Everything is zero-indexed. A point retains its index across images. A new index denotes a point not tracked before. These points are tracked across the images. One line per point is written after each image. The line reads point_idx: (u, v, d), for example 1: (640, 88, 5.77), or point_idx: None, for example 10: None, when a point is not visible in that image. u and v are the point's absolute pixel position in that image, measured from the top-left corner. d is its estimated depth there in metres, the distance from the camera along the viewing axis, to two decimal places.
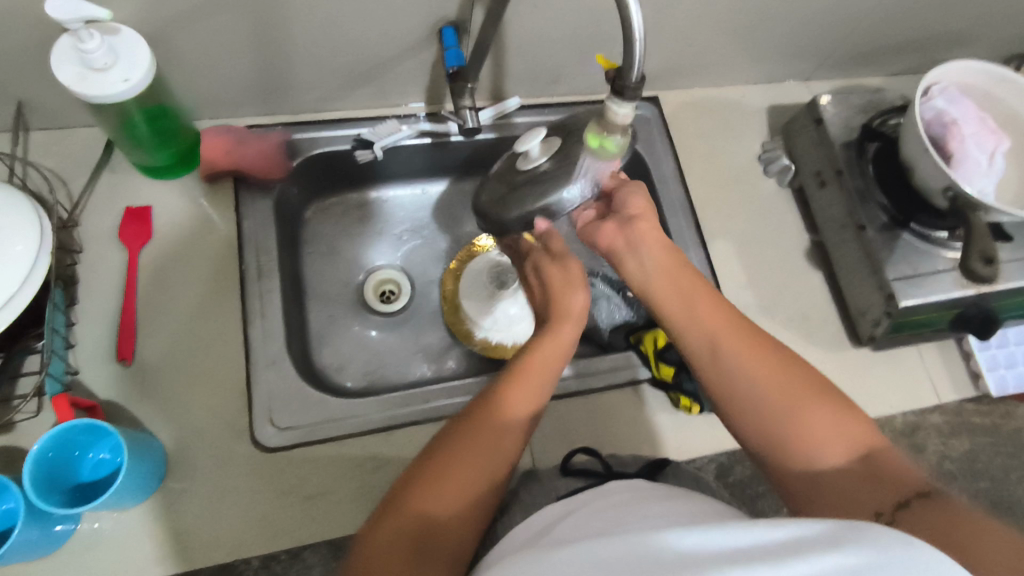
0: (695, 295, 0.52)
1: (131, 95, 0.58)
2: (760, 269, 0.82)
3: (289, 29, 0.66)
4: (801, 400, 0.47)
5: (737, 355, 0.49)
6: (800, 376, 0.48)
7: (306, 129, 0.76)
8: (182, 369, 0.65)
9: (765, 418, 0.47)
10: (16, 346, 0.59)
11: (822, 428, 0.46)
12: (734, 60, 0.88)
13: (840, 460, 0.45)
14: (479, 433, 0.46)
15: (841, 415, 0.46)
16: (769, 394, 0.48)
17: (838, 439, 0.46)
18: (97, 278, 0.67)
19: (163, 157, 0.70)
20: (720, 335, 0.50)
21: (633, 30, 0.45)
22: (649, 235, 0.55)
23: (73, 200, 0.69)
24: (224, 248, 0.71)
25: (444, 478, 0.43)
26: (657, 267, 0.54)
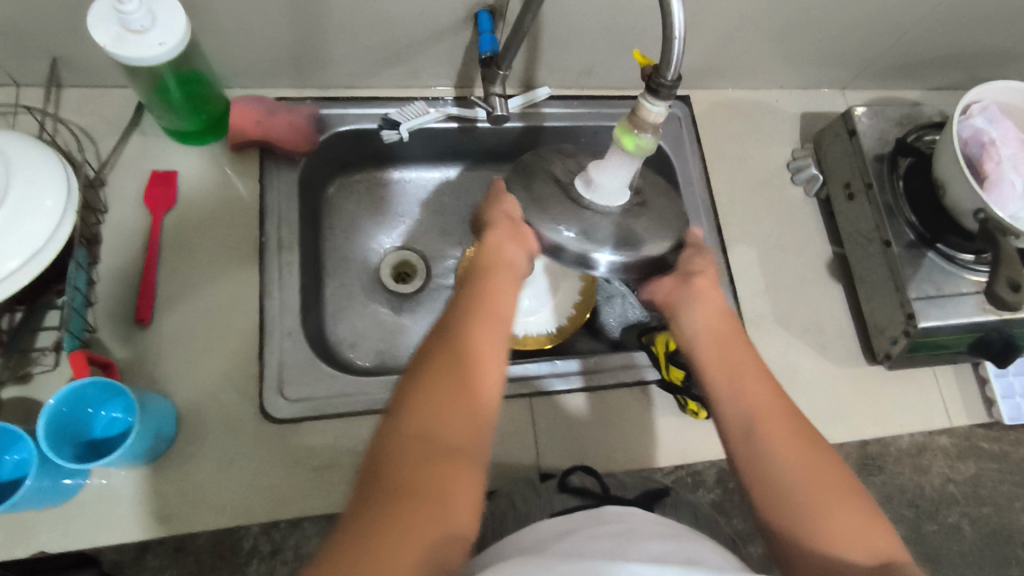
0: (739, 368, 0.54)
1: (165, 59, 0.59)
2: (780, 277, 0.81)
3: (326, 3, 0.65)
4: (830, 490, 0.46)
5: (772, 434, 0.49)
6: (828, 467, 0.48)
7: (336, 105, 0.76)
8: (197, 333, 0.66)
9: (785, 492, 0.47)
10: (39, 301, 0.60)
11: (845, 522, 0.45)
12: (772, 63, 0.87)
13: (861, 560, 0.43)
14: (461, 361, 0.48)
15: (866, 520, 0.45)
16: (793, 474, 0.47)
17: (857, 541, 0.44)
18: (120, 238, 0.67)
19: (194, 121, 0.70)
20: (757, 413, 0.51)
21: (673, 30, 0.44)
22: (705, 295, 0.62)
23: (101, 160, 0.70)
24: (247, 217, 0.71)
25: (437, 407, 0.45)
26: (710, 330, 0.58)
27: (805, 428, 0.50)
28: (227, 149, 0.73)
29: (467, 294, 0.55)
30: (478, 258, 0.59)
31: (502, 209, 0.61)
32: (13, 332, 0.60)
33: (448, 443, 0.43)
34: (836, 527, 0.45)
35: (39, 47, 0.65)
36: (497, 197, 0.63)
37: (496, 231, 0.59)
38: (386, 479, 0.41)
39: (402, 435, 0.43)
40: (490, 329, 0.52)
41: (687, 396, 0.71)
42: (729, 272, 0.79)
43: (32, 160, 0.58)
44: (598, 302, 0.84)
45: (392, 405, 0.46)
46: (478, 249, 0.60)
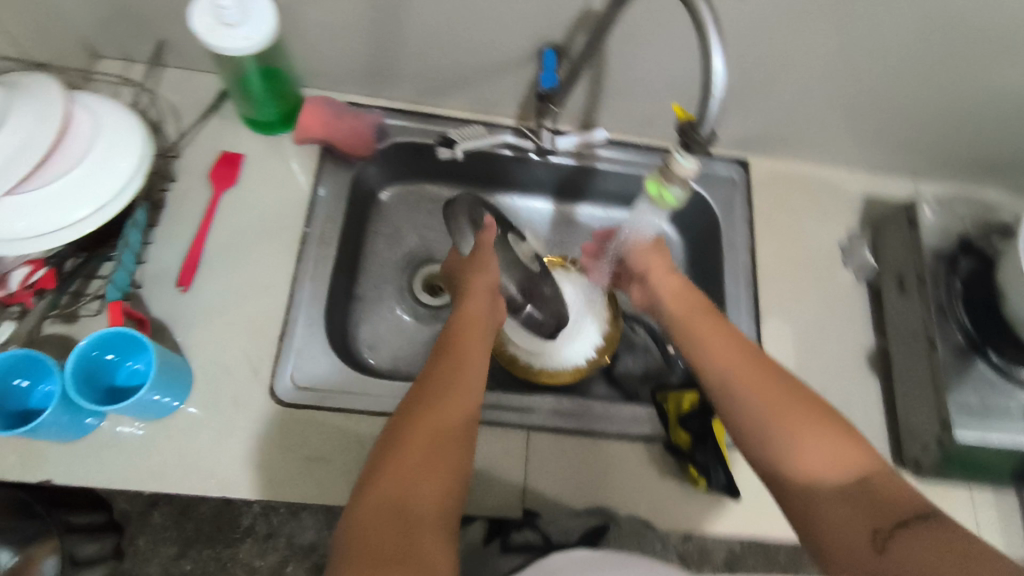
0: (710, 335, 0.60)
1: (249, 52, 0.64)
2: (814, 359, 0.78)
3: (402, 20, 0.70)
4: (803, 422, 0.51)
5: (746, 387, 0.55)
6: (802, 403, 0.53)
7: (400, 117, 0.80)
8: (227, 306, 0.70)
9: (764, 436, 0.52)
10: (96, 252, 0.65)
11: (822, 451, 0.49)
12: (839, 140, 0.85)
13: (841, 485, 0.48)
14: (429, 416, 0.50)
15: (842, 444, 0.50)
16: (769, 417, 0.52)
17: (834, 464, 0.49)
18: (180, 207, 0.72)
19: (267, 111, 0.75)
20: (732, 371, 0.56)
21: (713, 90, 0.45)
22: (665, 279, 0.69)
23: (180, 134, 0.76)
24: (296, 207, 0.75)
25: (406, 463, 0.47)
26: (676, 301, 0.66)
27: (769, 366, 0.56)
28: (293, 141, 0.78)
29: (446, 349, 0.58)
30: (454, 321, 0.62)
31: (484, 278, 0.67)
32: (66, 275, 0.64)
33: (422, 501, 0.46)
34: (814, 459, 0.49)
35: (149, 27, 0.72)
36: (481, 266, 0.68)
37: (471, 303, 0.64)
38: (365, 542, 0.42)
39: (381, 501, 0.45)
40: (461, 380, 0.54)
41: (690, 463, 0.69)
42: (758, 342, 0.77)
43: (118, 125, 0.64)
44: (620, 349, 0.83)
45: (368, 470, 0.48)
46: (456, 314, 0.63)
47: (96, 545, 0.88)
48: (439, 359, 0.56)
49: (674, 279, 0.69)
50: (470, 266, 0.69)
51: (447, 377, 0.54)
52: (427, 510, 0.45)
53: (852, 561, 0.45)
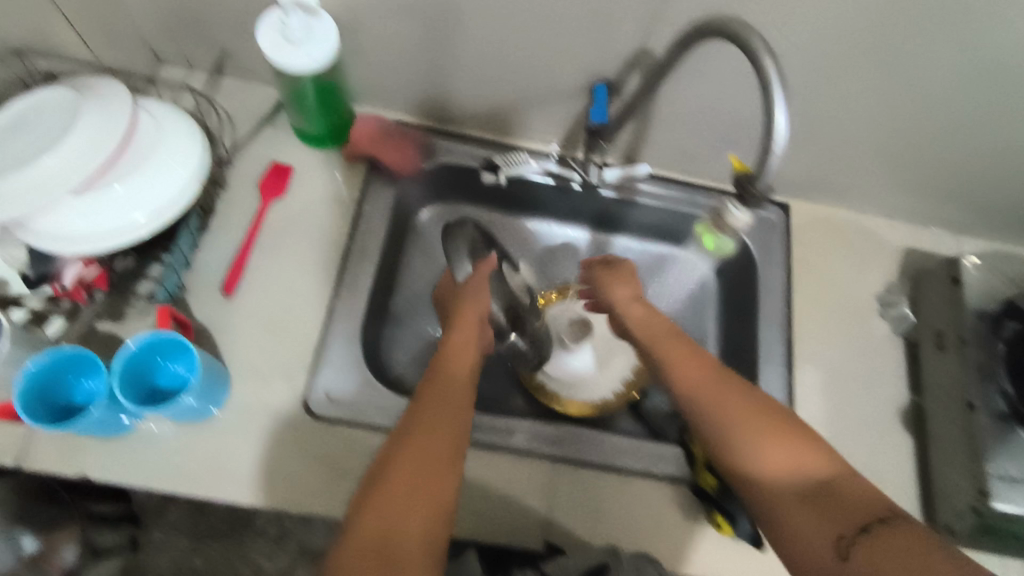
0: (677, 358, 0.63)
1: (296, 70, 0.65)
2: (846, 411, 0.76)
3: (457, 45, 0.71)
4: (765, 436, 0.54)
5: (713, 408, 0.57)
6: (764, 420, 0.55)
7: (447, 139, 0.82)
8: (267, 315, 0.71)
9: (730, 452, 0.55)
10: (149, 254, 0.67)
11: (782, 464, 0.52)
12: (883, 190, 0.84)
13: (802, 489, 0.50)
14: (407, 451, 0.52)
15: (802, 454, 0.52)
16: (735, 432, 0.55)
17: (793, 471, 0.52)
18: (229, 215, 0.74)
19: (319, 126, 0.77)
20: (697, 391, 0.59)
21: (774, 146, 0.45)
22: (636, 308, 0.71)
23: (234, 143, 0.77)
24: (340, 221, 0.76)
25: (386, 499, 0.49)
26: (649, 327, 0.69)
27: (732, 386, 0.58)
28: (342, 156, 0.80)
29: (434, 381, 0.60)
30: (441, 351, 0.65)
31: (475, 307, 0.68)
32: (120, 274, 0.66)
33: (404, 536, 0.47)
34: (774, 465, 0.52)
35: (213, 38, 0.74)
36: (471, 295, 0.69)
37: (458, 332, 0.66)
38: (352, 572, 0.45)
39: (366, 535, 0.47)
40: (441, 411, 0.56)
41: (715, 508, 0.68)
42: (789, 388, 0.76)
43: (178, 133, 0.66)
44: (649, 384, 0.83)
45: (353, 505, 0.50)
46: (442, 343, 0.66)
47: (117, 536, 0.90)
48: (421, 390, 0.59)
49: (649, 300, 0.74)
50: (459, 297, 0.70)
51: (430, 408, 0.56)
52: (411, 546, 0.47)
53: (820, 568, 0.47)
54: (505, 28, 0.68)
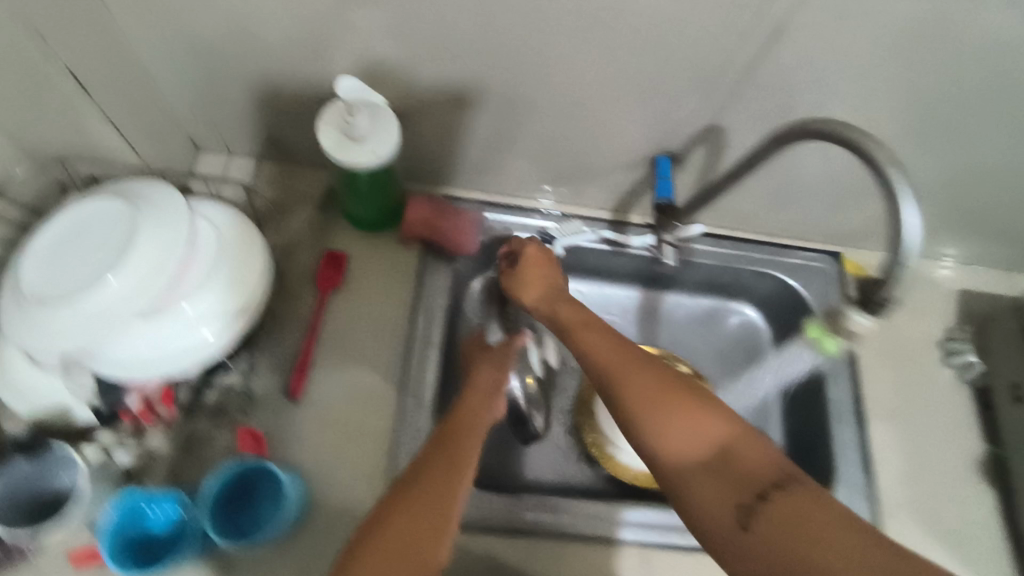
0: (584, 335, 0.59)
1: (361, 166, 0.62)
2: (923, 469, 0.76)
3: (516, 123, 0.70)
4: (665, 403, 0.51)
5: (619, 380, 0.54)
6: (665, 386, 0.52)
7: (499, 212, 0.81)
8: (335, 415, 0.68)
9: (632, 423, 0.51)
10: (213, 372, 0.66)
11: (683, 431, 0.49)
12: (938, 236, 0.83)
13: (701, 456, 0.48)
14: (415, 491, 0.50)
15: (702, 417, 0.49)
16: (631, 400, 0.52)
17: (692, 438, 0.49)
18: (287, 312, 0.72)
19: (371, 212, 0.75)
20: (606, 365, 0.55)
21: (905, 247, 0.44)
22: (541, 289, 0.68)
23: (284, 233, 0.76)
24: (398, 308, 0.74)
25: (394, 543, 0.47)
26: (560, 304, 0.65)
27: (636, 357, 0.55)
28: (395, 238, 0.78)
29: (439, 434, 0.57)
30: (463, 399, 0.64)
31: (496, 375, 0.68)
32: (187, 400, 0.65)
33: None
34: (676, 436, 0.49)
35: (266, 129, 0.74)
36: (493, 365, 0.69)
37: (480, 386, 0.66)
38: None
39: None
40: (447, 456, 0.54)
41: None
42: (864, 449, 0.75)
43: (236, 237, 0.64)
44: None
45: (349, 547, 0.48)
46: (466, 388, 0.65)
47: None
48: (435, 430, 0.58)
49: (550, 273, 0.69)
50: (490, 358, 0.70)
51: (431, 460, 0.53)
52: None
53: (729, 543, 0.45)
54: (569, 107, 0.68)
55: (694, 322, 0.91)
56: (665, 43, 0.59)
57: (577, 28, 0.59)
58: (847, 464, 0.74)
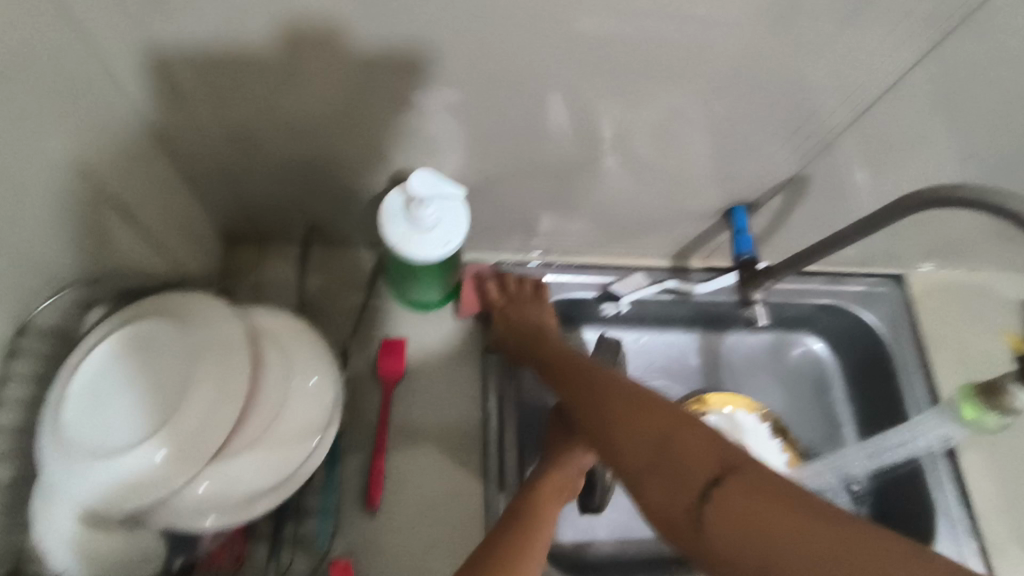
0: (554, 364, 0.62)
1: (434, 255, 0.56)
2: (1020, 494, 0.74)
3: (580, 181, 0.67)
4: (617, 411, 0.50)
5: (581, 400, 0.55)
6: (621, 396, 0.52)
7: (554, 272, 0.78)
8: (417, 524, 0.62)
9: (597, 438, 0.51)
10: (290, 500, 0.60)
11: (637, 435, 0.47)
12: (1000, 252, 0.82)
13: (648, 456, 0.46)
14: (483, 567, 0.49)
15: (650, 416, 0.48)
16: (593, 417, 0.52)
17: (641, 442, 0.47)
18: (350, 413, 0.66)
19: (430, 294, 0.70)
20: (571, 390, 0.57)
21: None
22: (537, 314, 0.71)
23: (340, 326, 0.71)
24: (468, 391, 0.69)
25: None
26: (532, 327, 0.68)
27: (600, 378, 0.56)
28: (453, 314, 0.73)
29: (510, 523, 0.54)
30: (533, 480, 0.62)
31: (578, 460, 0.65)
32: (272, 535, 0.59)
33: None
34: (630, 442, 0.48)
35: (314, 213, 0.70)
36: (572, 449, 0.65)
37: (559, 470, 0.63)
38: None
39: None
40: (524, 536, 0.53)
41: None
42: (960, 482, 0.73)
43: (304, 349, 0.58)
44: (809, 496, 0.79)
45: None
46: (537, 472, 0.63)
47: None
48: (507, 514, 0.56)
49: (541, 314, 0.71)
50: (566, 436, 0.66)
51: (500, 540, 0.52)
52: None
53: (691, 548, 0.43)
54: (639, 162, 0.64)
55: (759, 361, 0.87)
56: (755, 97, 0.57)
57: (665, 91, 0.55)
58: (945, 498, 0.72)
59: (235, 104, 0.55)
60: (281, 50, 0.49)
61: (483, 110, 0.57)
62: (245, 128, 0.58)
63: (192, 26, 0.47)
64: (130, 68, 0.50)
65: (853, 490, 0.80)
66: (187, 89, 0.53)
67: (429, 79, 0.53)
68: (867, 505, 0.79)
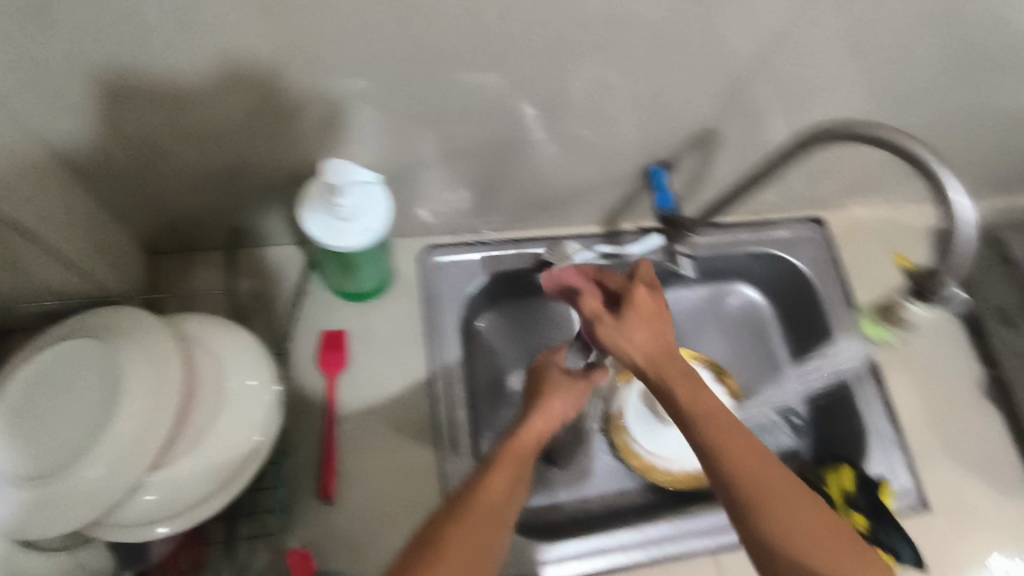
0: (677, 388, 0.55)
1: (367, 244, 0.58)
2: (940, 405, 0.80)
3: (502, 158, 0.68)
4: (778, 492, 0.50)
5: (738, 465, 0.51)
6: (780, 476, 0.51)
7: (487, 247, 0.77)
8: (377, 508, 0.63)
9: (745, 504, 0.50)
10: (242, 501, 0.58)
11: (797, 526, 0.49)
12: (907, 184, 0.87)
13: (808, 553, 0.48)
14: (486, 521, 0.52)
15: (814, 514, 0.50)
16: (749, 486, 0.50)
17: (800, 532, 0.48)
18: (296, 412, 0.66)
19: (365, 282, 0.70)
20: (720, 442, 0.52)
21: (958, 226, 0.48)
22: (643, 311, 0.58)
23: (276, 324, 0.70)
24: (415, 374, 0.70)
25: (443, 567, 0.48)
26: (650, 330, 0.57)
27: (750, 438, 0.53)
28: (392, 300, 0.73)
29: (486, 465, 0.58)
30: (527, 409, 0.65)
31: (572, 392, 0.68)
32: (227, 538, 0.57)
33: None
34: (790, 530, 0.48)
35: (233, 213, 0.68)
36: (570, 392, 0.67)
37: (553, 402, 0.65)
38: None
39: None
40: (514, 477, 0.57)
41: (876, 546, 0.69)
42: (890, 405, 0.78)
43: (236, 346, 0.57)
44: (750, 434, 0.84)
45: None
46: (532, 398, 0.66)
47: None
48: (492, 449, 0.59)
49: (667, 325, 0.58)
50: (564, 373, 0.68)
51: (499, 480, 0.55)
52: None
53: None
54: (555, 132, 0.66)
55: (698, 312, 0.90)
56: (656, 59, 0.59)
57: (568, 59, 0.57)
58: (877, 421, 0.77)
59: (138, 114, 0.54)
60: (214, 75, 0.52)
61: (396, 93, 0.57)
62: (162, 140, 0.57)
63: (74, 34, 0.46)
64: (11, 84, 0.49)
65: (795, 422, 0.84)
66: (102, 108, 0.53)
67: (335, 67, 0.53)
68: (809, 436, 0.83)
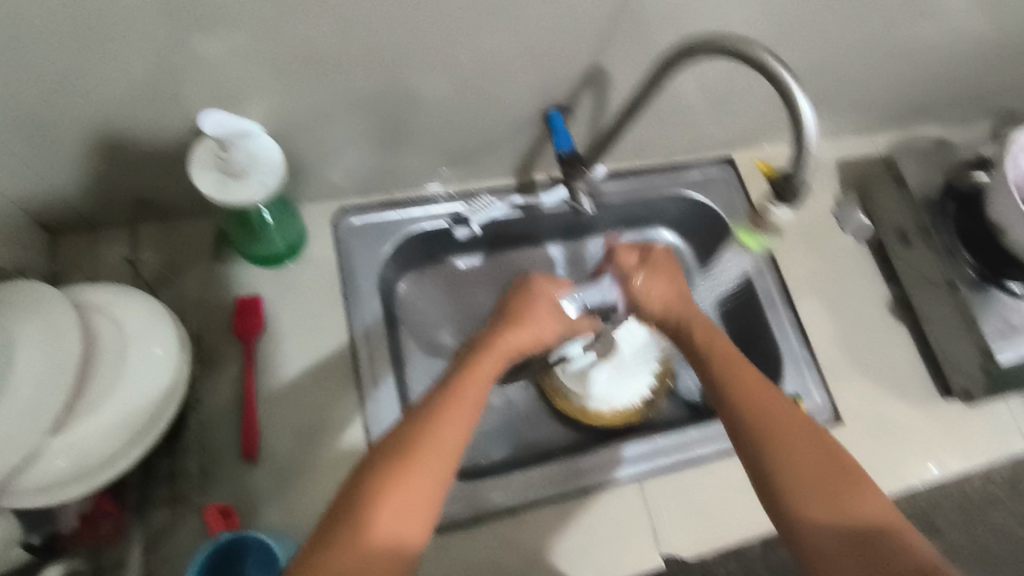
0: (701, 343, 0.64)
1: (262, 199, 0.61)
2: (849, 325, 0.84)
3: (401, 113, 0.69)
4: (784, 422, 0.54)
5: (749, 396, 0.56)
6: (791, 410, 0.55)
7: (402, 207, 0.79)
8: (302, 464, 0.64)
9: (749, 432, 0.54)
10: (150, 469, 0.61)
11: (801, 453, 0.52)
12: None
13: (809, 475, 0.51)
14: (449, 440, 0.53)
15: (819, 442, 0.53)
16: (753, 415, 0.55)
17: (803, 455, 0.52)
18: (213, 378, 0.66)
19: (275, 246, 0.70)
20: (736, 379, 0.58)
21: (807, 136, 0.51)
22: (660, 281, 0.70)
23: (189, 296, 0.70)
24: (334, 334, 0.71)
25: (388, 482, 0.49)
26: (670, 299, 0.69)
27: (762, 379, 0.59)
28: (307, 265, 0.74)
29: (432, 397, 0.56)
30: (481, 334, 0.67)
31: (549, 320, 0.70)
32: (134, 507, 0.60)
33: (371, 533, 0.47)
34: (796, 454, 0.52)
35: (131, 187, 0.67)
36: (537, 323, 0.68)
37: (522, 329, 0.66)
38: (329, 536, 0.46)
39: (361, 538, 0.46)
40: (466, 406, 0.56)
41: None
42: (802, 329, 0.82)
43: (138, 313, 0.57)
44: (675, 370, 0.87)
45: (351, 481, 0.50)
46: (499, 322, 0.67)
47: None
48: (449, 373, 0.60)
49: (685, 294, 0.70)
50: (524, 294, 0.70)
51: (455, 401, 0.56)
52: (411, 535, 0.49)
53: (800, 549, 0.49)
54: (450, 83, 0.67)
55: None
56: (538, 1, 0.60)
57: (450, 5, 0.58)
58: (791, 344, 0.81)
59: (20, 85, 0.53)
60: (89, 42, 0.51)
61: (279, 48, 0.57)
62: (51, 108, 0.56)
63: None
64: None
65: None
66: None
67: (211, 25, 0.53)
68: None
